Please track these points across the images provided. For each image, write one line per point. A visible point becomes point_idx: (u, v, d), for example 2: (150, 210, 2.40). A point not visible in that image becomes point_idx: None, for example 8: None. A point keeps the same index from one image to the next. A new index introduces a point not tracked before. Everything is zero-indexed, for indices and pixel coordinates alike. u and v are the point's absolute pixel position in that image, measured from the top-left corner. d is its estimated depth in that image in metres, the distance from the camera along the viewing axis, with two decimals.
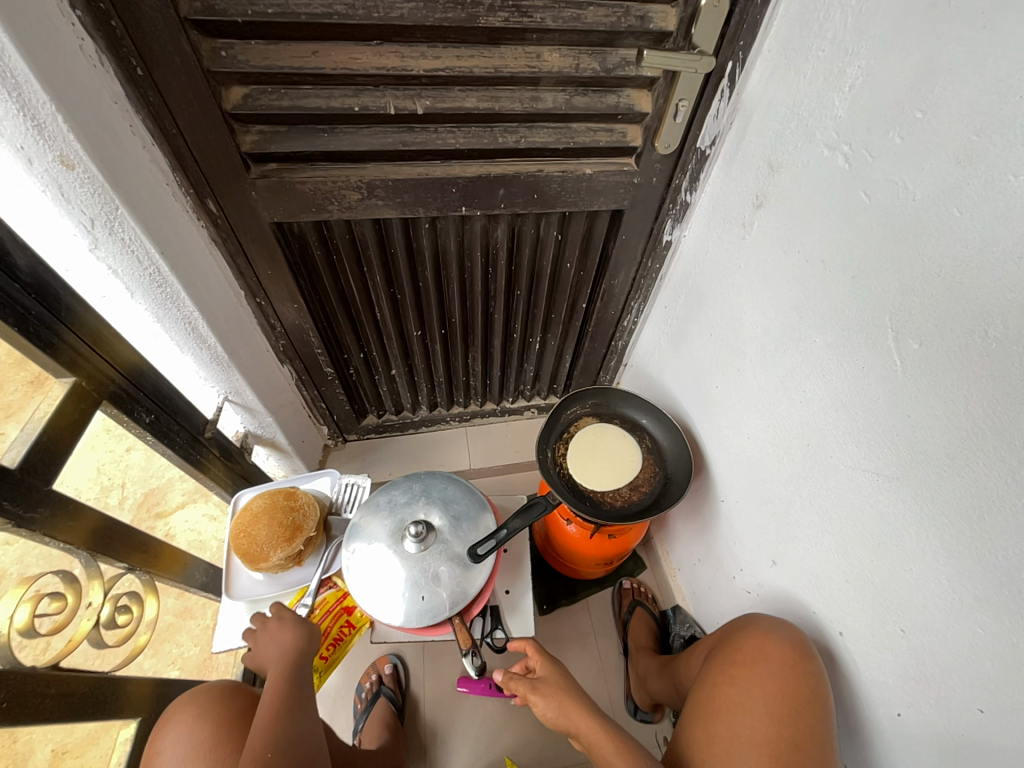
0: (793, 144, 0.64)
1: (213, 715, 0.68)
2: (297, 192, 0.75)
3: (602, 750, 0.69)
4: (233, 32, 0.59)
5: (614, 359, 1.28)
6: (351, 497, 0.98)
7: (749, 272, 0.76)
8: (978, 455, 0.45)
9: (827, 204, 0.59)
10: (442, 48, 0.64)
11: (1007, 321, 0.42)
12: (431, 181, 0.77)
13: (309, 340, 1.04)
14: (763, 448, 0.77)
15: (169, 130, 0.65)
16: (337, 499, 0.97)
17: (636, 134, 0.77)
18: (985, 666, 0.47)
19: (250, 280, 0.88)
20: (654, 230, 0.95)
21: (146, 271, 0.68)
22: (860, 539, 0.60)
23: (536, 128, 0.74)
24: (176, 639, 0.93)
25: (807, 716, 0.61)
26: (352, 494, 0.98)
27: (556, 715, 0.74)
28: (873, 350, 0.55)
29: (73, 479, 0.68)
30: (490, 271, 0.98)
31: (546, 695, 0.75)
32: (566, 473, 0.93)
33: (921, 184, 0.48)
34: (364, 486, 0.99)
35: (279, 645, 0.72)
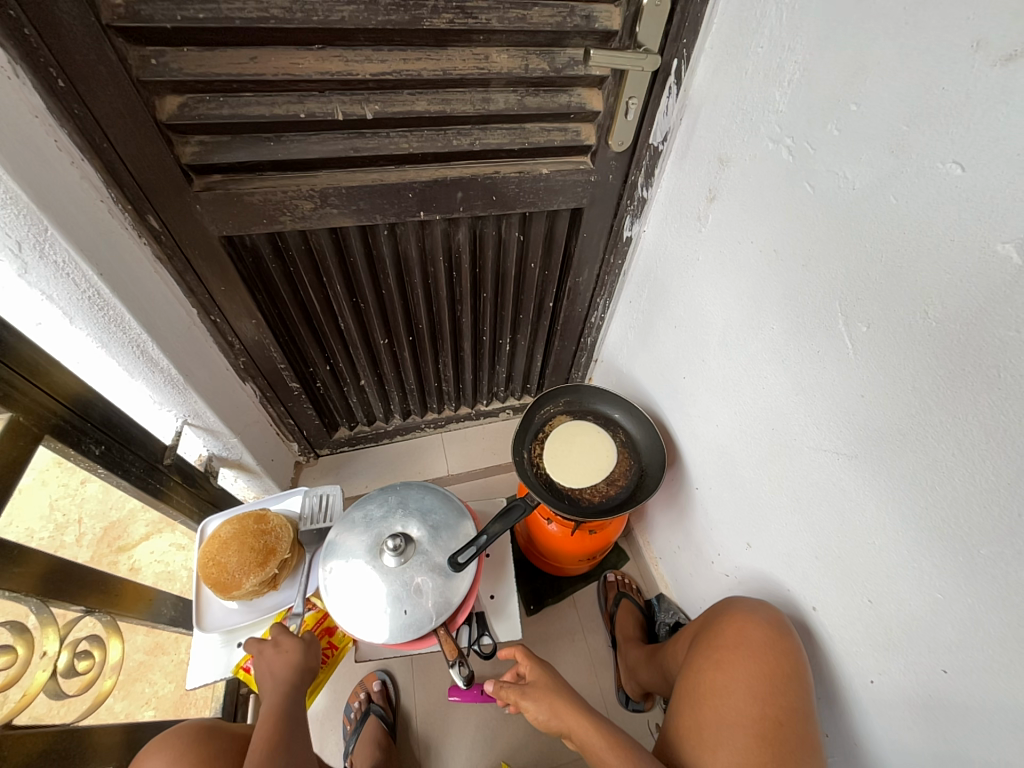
0: (741, 138, 0.65)
1: (194, 758, 0.64)
2: (245, 204, 0.72)
3: (595, 748, 0.69)
4: (162, 39, 0.56)
5: (585, 355, 1.29)
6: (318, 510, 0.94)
7: (707, 264, 0.78)
8: (927, 430, 0.48)
9: (775, 195, 0.61)
10: (388, 51, 0.62)
11: (945, 302, 0.44)
12: (387, 186, 0.75)
13: (271, 355, 1.00)
14: (731, 434, 0.79)
15: (99, 144, 0.61)
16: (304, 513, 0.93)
17: (589, 132, 0.78)
18: (946, 629, 0.50)
19: (202, 297, 0.84)
20: (615, 226, 0.95)
21: (84, 293, 0.64)
22: (826, 516, 0.62)
23: (490, 130, 0.74)
24: (148, 678, 0.89)
25: (788, 693, 0.63)
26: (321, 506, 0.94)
27: (550, 717, 0.74)
28: (826, 335, 0.57)
29: (18, 521, 0.62)
30: (454, 274, 0.97)
31: (538, 696, 0.75)
32: (543, 472, 0.93)
33: (860, 174, 0.50)
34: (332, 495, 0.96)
35: (275, 675, 0.71)
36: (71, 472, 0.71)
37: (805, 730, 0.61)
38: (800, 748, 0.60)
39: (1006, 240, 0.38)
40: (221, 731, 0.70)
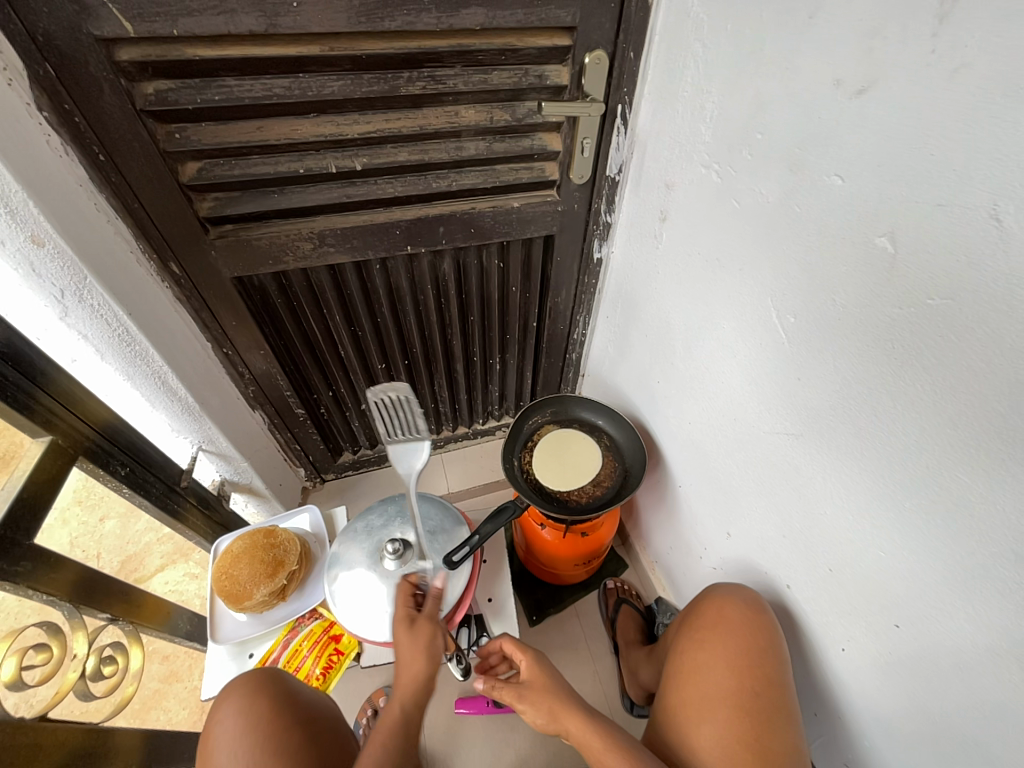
0: (680, 165, 0.75)
1: (264, 699, 0.73)
2: (253, 248, 0.82)
3: (592, 748, 0.70)
4: (185, 118, 0.67)
5: (572, 370, 1.37)
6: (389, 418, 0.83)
7: (666, 275, 0.86)
8: (849, 402, 0.54)
9: (711, 212, 0.70)
10: (372, 114, 0.74)
11: (846, 290, 0.51)
12: (376, 226, 0.85)
13: (278, 384, 1.08)
14: (702, 429, 0.85)
15: (131, 205, 0.71)
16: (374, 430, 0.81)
17: (553, 169, 0.88)
18: (891, 584, 0.54)
19: (216, 332, 0.93)
20: (585, 250, 1.05)
21: (114, 332, 0.73)
22: (787, 495, 0.68)
23: (464, 172, 0.85)
24: (163, 706, 0.93)
25: (763, 665, 0.68)
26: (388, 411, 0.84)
27: (549, 720, 0.74)
28: (765, 328, 0.65)
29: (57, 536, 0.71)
30: (443, 301, 1.07)
31: (535, 698, 0.75)
32: (532, 478, 0.98)
33: (770, 189, 0.59)
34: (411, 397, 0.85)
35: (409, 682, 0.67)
36: (89, 511, 0.77)
37: (780, 699, 0.66)
38: (775, 716, 0.65)
39: (882, 234, 0.46)
40: (282, 680, 0.78)
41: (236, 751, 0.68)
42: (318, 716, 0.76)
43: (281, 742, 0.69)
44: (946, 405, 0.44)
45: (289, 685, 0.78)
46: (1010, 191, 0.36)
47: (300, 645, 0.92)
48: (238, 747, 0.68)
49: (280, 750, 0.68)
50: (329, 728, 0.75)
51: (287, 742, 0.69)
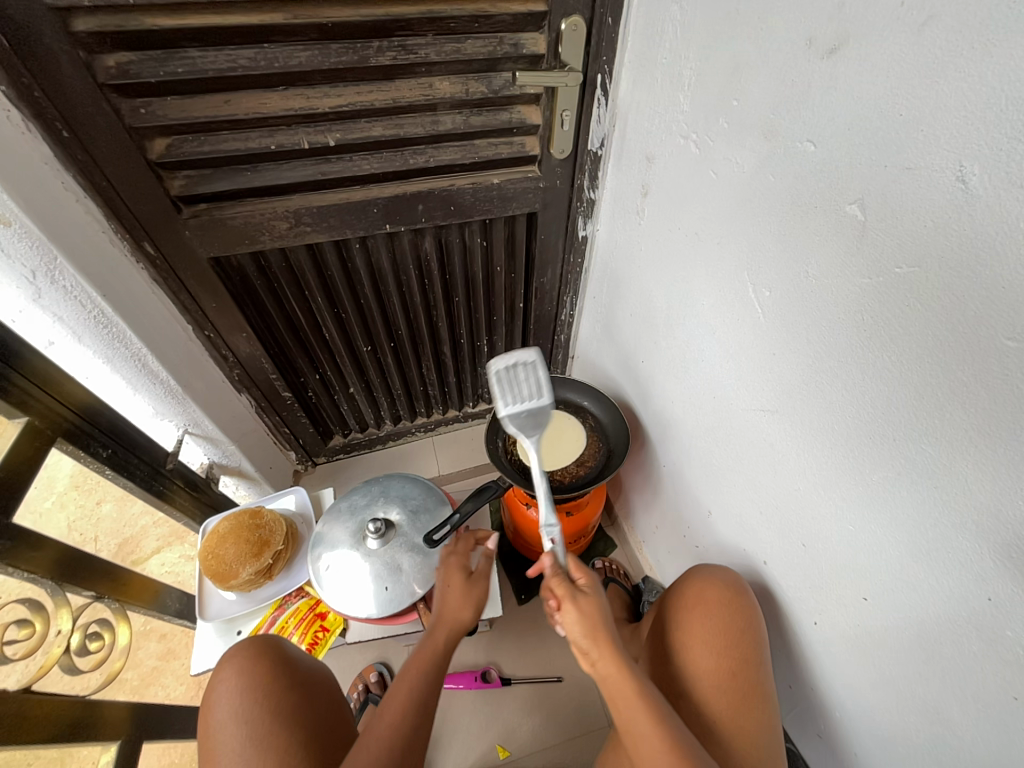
0: (660, 137, 0.73)
1: (257, 668, 0.74)
2: (228, 227, 0.81)
3: (622, 689, 0.61)
4: (149, 91, 0.66)
5: (561, 352, 1.36)
6: (512, 381, 0.76)
7: (648, 252, 0.85)
8: (821, 377, 0.53)
9: (690, 183, 0.69)
10: (343, 87, 0.72)
11: (819, 261, 0.50)
12: (353, 204, 0.84)
13: (264, 368, 1.08)
14: (684, 408, 0.85)
15: (99, 183, 0.70)
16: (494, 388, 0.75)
17: (533, 144, 0.86)
18: (860, 557, 0.54)
19: (196, 314, 0.92)
20: (570, 228, 1.03)
21: (90, 313, 0.73)
22: (763, 471, 0.67)
23: (442, 147, 0.83)
24: (161, 681, 0.95)
25: (742, 646, 0.69)
26: (512, 376, 0.76)
27: (588, 642, 0.62)
28: (742, 302, 0.63)
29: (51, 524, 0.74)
30: (427, 282, 1.06)
31: (586, 618, 0.62)
32: (516, 459, 0.98)
33: (746, 158, 0.57)
34: (538, 365, 0.76)
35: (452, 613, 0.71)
36: (87, 495, 0.81)
37: (756, 679, 0.68)
38: (750, 696, 0.67)
39: (852, 202, 0.45)
40: (280, 647, 0.78)
41: (230, 715, 0.69)
42: (315, 681, 0.77)
43: (274, 709, 0.70)
44: (912, 377, 0.43)
45: (285, 651, 0.78)
46: (978, 150, 0.35)
47: (287, 621, 0.93)
48: (232, 713, 0.69)
49: (274, 714, 0.69)
50: (324, 692, 0.77)
51: (281, 709, 0.70)
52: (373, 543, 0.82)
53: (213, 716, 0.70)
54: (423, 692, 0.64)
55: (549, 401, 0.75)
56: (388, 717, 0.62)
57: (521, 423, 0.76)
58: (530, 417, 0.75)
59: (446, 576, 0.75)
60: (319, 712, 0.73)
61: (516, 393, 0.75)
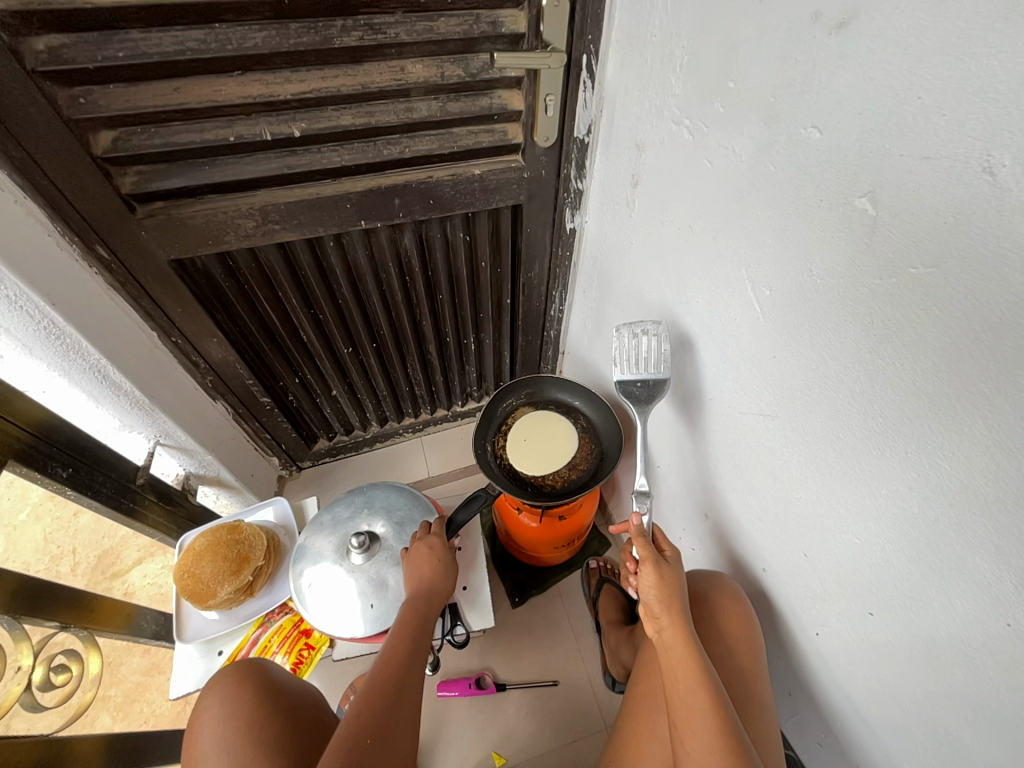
0: (650, 123, 0.68)
1: (243, 693, 0.71)
2: (189, 227, 0.75)
3: (681, 658, 0.62)
4: (88, 79, 0.59)
5: (551, 348, 1.32)
6: (634, 352, 0.79)
7: (640, 247, 0.80)
8: (826, 384, 0.50)
9: (684, 172, 0.64)
10: (306, 71, 0.66)
11: (824, 259, 0.46)
12: (324, 199, 0.78)
13: (239, 374, 1.03)
14: (679, 409, 0.81)
15: (39, 182, 0.64)
16: (615, 360, 0.80)
17: (516, 131, 0.81)
18: (866, 571, 0.52)
19: (160, 320, 0.87)
20: (557, 220, 0.98)
21: (39, 324, 0.68)
22: (763, 477, 0.64)
23: (418, 137, 0.77)
24: (146, 697, 0.95)
25: (740, 655, 0.69)
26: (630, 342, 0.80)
27: (660, 606, 0.66)
28: (740, 301, 0.60)
29: (18, 554, 0.73)
30: (408, 280, 1.01)
31: (666, 580, 0.66)
32: (506, 464, 0.95)
33: (744, 147, 0.53)
34: (663, 336, 0.78)
35: (419, 574, 0.74)
36: (63, 507, 0.80)
37: (754, 690, 0.67)
38: (748, 707, 0.66)
39: (862, 196, 0.41)
40: (266, 670, 0.76)
41: (215, 744, 0.66)
42: (305, 705, 0.75)
43: (259, 736, 0.67)
44: (928, 386, 0.40)
45: (271, 675, 0.75)
46: (1008, 138, 0.31)
47: (269, 641, 0.92)
48: (217, 740, 0.67)
49: (260, 740, 0.66)
50: (314, 716, 0.74)
51: (267, 735, 0.67)
52: (357, 558, 0.78)
53: (198, 744, 0.67)
54: (411, 650, 0.67)
55: (666, 375, 0.77)
56: (384, 671, 0.64)
57: (634, 393, 0.81)
58: (645, 387, 0.79)
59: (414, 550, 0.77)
60: (308, 736, 0.70)
61: (636, 364, 0.79)
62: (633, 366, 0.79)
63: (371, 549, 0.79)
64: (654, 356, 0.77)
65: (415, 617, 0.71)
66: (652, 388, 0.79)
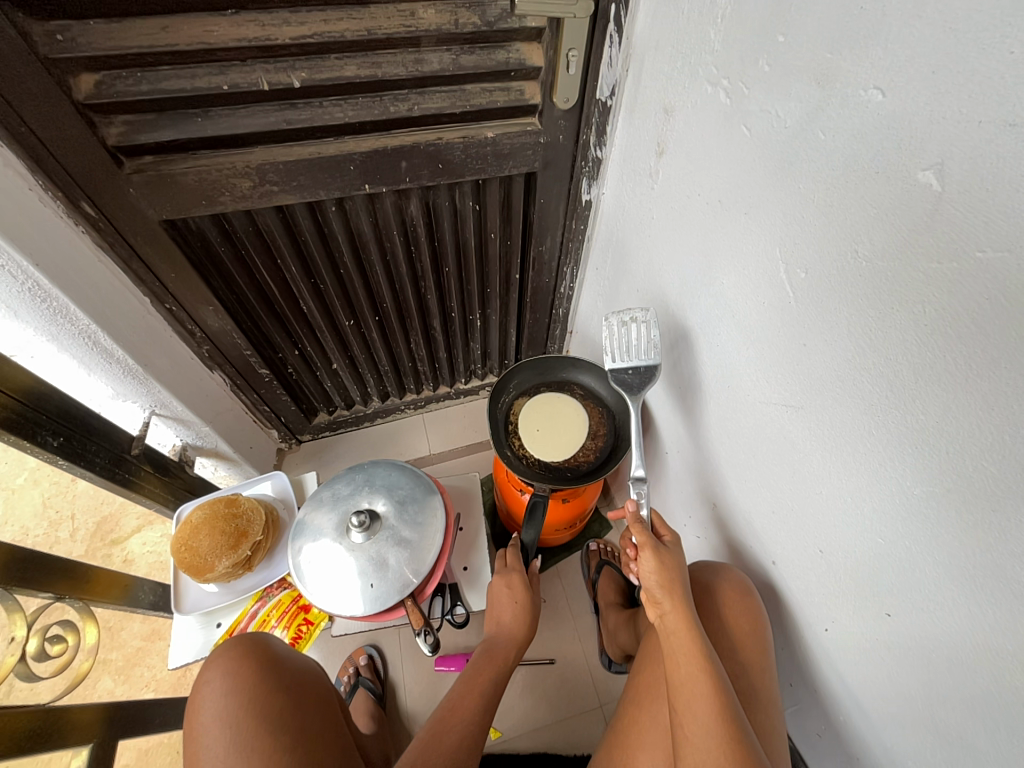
0: (682, 85, 0.63)
1: (246, 668, 0.70)
2: (180, 185, 0.70)
3: (684, 651, 0.60)
4: (66, 13, 0.54)
5: (559, 327, 1.29)
6: (624, 340, 0.81)
7: (660, 222, 0.76)
8: (859, 376, 0.47)
9: (716, 140, 0.59)
10: (306, 12, 0.59)
11: (873, 238, 0.42)
12: (326, 160, 0.73)
13: (237, 343, 1.00)
14: (692, 394, 0.78)
15: (17, 129, 0.59)
16: (607, 348, 0.81)
17: (533, 90, 0.75)
18: (887, 571, 0.50)
19: (153, 285, 0.83)
20: (572, 191, 0.93)
21: (23, 285, 0.63)
22: (779, 469, 0.62)
23: (428, 93, 0.72)
24: (147, 663, 1.04)
25: (748, 650, 0.67)
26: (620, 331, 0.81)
27: (661, 591, 0.64)
28: (770, 284, 0.56)
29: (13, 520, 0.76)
30: (413, 251, 0.96)
31: (663, 563, 0.65)
32: (535, 463, 0.91)
33: (790, 111, 0.48)
34: (651, 322, 0.81)
35: (501, 619, 0.85)
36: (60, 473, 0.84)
37: (758, 684, 0.66)
38: (751, 701, 0.65)
39: (926, 168, 0.37)
40: (268, 645, 0.76)
41: (218, 717, 0.66)
42: (308, 682, 0.74)
43: (262, 713, 0.66)
44: (980, 383, 0.37)
45: (272, 650, 0.75)
46: None
47: (268, 614, 0.91)
48: (220, 713, 0.66)
49: (262, 716, 0.66)
50: (317, 694, 0.74)
51: (270, 711, 0.67)
52: (356, 536, 0.77)
53: (199, 714, 0.67)
54: (484, 699, 0.74)
55: (656, 360, 0.79)
56: (451, 719, 0.70)
57: (626, 381, 0.82)
58: (637, 373, 0.81)
59: (499, 589, 0.87)
60: (308, 713, 0.70)
61: (626, 352, 0.81)
62: (625, 353, 0.81)
63: (371, 528, 0.78)
64: (644, 343, 0.80)
65: (498, 667, 0.79)
66: (644, 375, 0.80)
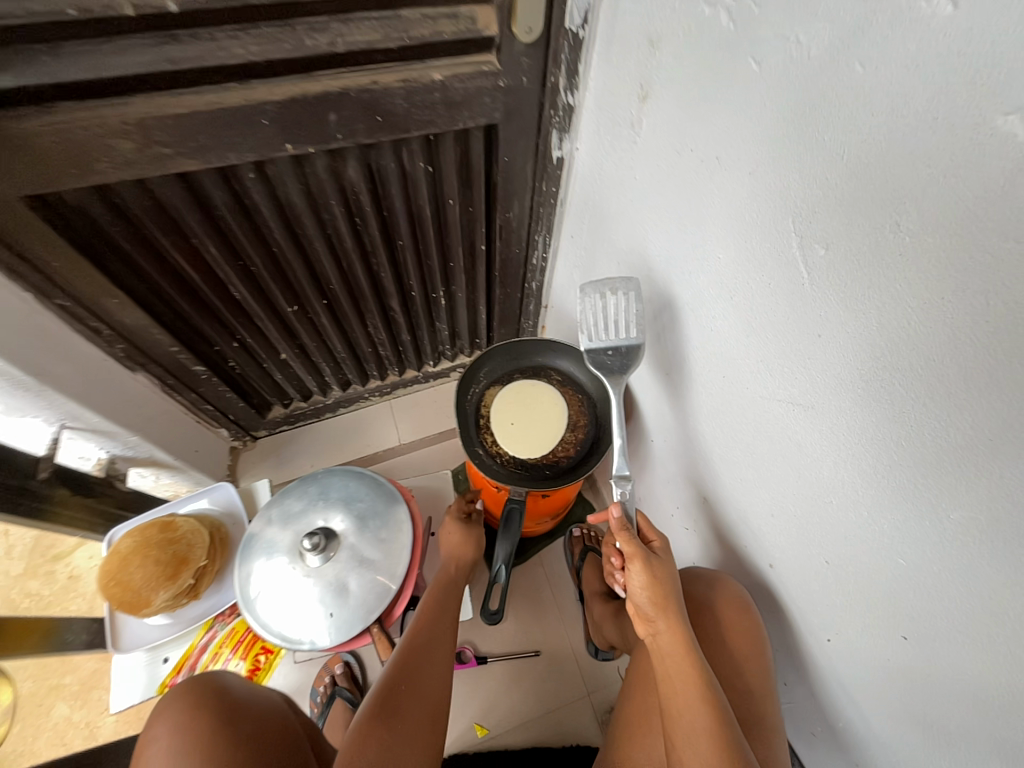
0: (671, 7, 0.50)
1: (199, 722, 0.62)
2: (38, 149, 0.55)
3: (681, 675, 0.55)
4: None
5: (533, 302, 1.17)
6: (601, 317, 0.71)
7: (645, 182, 0.64)
8: (891, 379, 0.39)
9: (715, 80, 0.47)
10: None
11: (923, 208, 0.33)
12: (230, 112, 0.58)
13: (159, 340, 0.85)
14: (682, 380, 0.70)
15: None
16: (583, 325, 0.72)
17: (487, 18, 0.61)
18: (908, 595, 0.44)
19: (35, 277, 0.68)
20: (541, 146, 0.79)
21: None
22: (782, 470, 0.55)
23: (353, 22, 0.56)
24: (104, 685, 0.97)
25: (748, 659, 0.64)
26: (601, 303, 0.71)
27: (653, 609, 0.58)
28: (780, 262, 0.46)
29: None
30: (359, 223, 0.82)
31: (654, 578, 0.59)
32: (510, 461, 0.83)
33: (816, 35, 0.37)
34: (633, 296, 0.70)
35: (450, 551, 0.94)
36: None
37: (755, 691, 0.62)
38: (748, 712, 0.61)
39: (1010, 111, 0.27)
40: (224, 689, 0.67)
41: None
42: (274, 725, 0.67)
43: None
44: None
45: (232, 694, 0.67)
46: None
47: None
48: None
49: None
50: (289, 735, 0.66)
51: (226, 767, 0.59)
52: (312, 559, 0.68)
53: None
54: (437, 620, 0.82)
55: (638, 339, 0.70)
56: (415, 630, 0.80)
57: (606, 363, 0.73)
58: (617, 355, 0.72)
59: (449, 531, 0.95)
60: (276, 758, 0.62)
61: (605, 330, 0.71)
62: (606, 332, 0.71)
63: (327, 551, 0.69)
64: (623, 319, 0.70)
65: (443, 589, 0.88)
66: (624, 356, 0.72)
